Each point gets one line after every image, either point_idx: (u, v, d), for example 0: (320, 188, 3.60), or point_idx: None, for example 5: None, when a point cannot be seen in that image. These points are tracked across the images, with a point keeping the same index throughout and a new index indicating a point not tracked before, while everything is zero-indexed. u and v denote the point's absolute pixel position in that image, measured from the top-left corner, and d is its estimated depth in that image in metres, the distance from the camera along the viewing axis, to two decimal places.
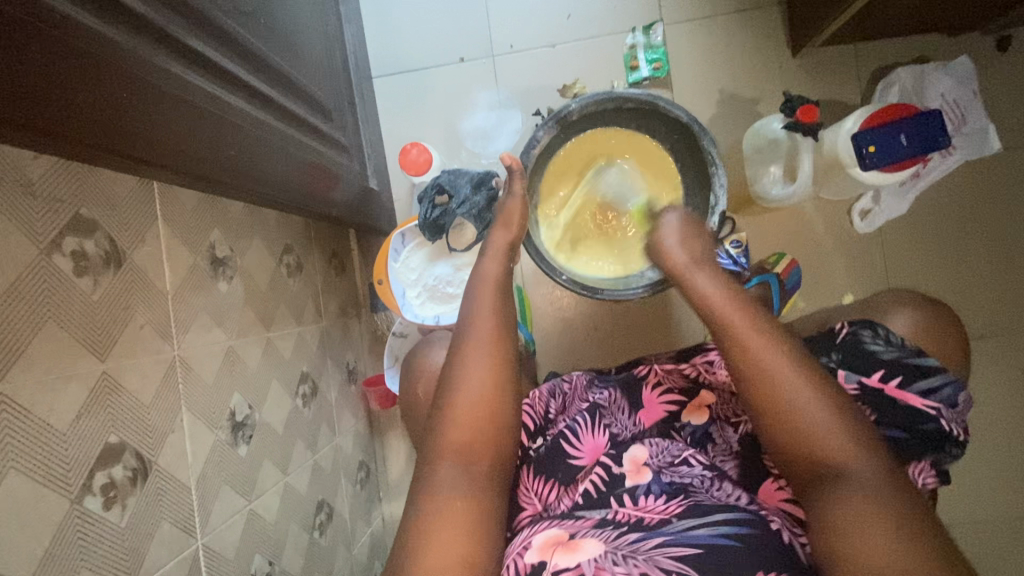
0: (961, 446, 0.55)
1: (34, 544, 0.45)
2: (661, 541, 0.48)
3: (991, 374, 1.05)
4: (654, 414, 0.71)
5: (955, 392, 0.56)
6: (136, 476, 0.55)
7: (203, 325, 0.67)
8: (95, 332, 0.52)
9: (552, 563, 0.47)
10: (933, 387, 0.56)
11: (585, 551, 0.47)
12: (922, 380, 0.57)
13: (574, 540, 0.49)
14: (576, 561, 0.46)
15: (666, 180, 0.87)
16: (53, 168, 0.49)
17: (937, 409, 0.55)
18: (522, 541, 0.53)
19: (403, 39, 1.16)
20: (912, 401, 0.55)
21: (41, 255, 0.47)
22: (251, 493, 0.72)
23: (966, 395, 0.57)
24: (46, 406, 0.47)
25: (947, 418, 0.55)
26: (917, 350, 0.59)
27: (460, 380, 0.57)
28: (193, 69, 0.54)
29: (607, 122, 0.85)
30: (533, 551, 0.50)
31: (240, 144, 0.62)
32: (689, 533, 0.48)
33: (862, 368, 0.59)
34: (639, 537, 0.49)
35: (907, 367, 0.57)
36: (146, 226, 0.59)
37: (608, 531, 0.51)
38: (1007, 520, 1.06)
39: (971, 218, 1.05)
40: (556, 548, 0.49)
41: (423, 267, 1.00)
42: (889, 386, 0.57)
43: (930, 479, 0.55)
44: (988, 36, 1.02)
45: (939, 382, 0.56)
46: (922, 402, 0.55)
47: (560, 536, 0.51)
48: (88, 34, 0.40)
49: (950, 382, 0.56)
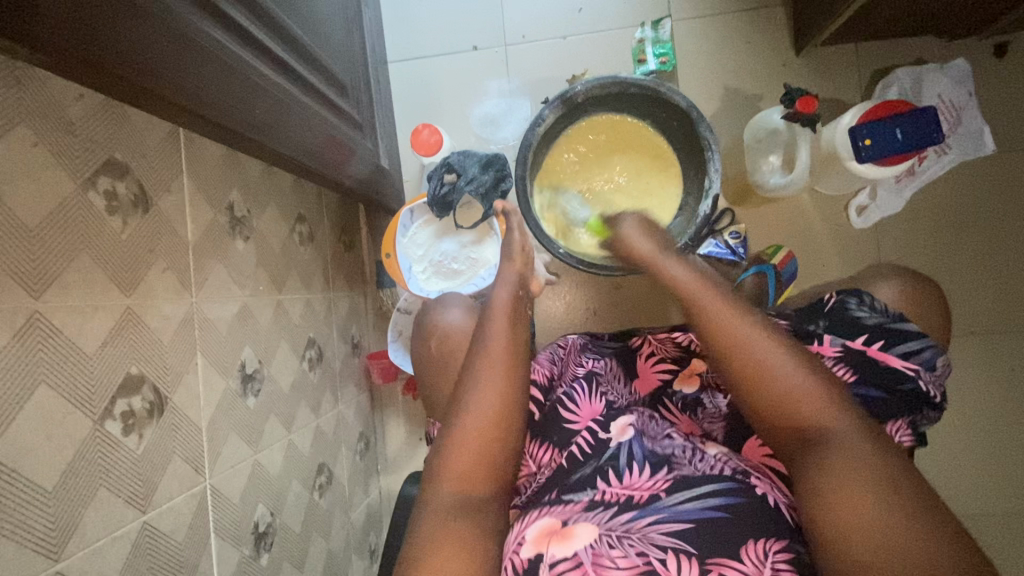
0: (937, 408, 0.58)
1: (58, 457, 0.48)
2: (654, 518, 0.50)
3: (977, 370, 1.07)
4: (648, 383, 0.76)
5: (934, 356, 0.59)
6: (153, 409, 0.58)
7: (219, 278, 0.70)
8: (121, 268, 0.55)
9: (548, 554, 0.48)
10: (913, 351, 0.59)
11: (580, 540, 0.49)
12: (903, 344, 0.60)
13: (568, 527, 0.51)
14: (573, 550, 0.48)
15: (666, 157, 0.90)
16: (92, 111, 0.52)
17: (917, 370, 0.58)
18: (515, 535, 0.53)
19: (418, 26, 1.20)
20: (894, 362, 0.58)
21: (78, 190, 0.51)
22: (256, 444, 0.75)
23: (945, 361, 0.60)
24: (75, 329, 0.50)
25: (925, 379, 0.57)
26: (899, 316, 0.62)
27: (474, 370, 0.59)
28: (215, 24, 0.57)
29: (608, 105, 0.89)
30: (529, 545, 0.51)
31: (259, 103, 0.65)
32: (679, 507, 0.50)
33: (848, 333, 0.62)
34: (631, 516, 0.51)
35: (889, 332, 0.60)
36: (172, 177, 0.63)
37: (600, 512, 0.52)
38: (990, 515, 1.08)
39: (966, 217, 1.08)
40: (551, 539, 0.50)
41: (429, 243, 1.04)
42: (872, 348, 0.60)
43: (907, 437, 0.58)
44: (986, 41, 1.06)
45: (918, 346, 0.59)
46: (902, 362, 0.58)
47: (552, 524, 0.52)
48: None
49: (928, 347, 0.59)
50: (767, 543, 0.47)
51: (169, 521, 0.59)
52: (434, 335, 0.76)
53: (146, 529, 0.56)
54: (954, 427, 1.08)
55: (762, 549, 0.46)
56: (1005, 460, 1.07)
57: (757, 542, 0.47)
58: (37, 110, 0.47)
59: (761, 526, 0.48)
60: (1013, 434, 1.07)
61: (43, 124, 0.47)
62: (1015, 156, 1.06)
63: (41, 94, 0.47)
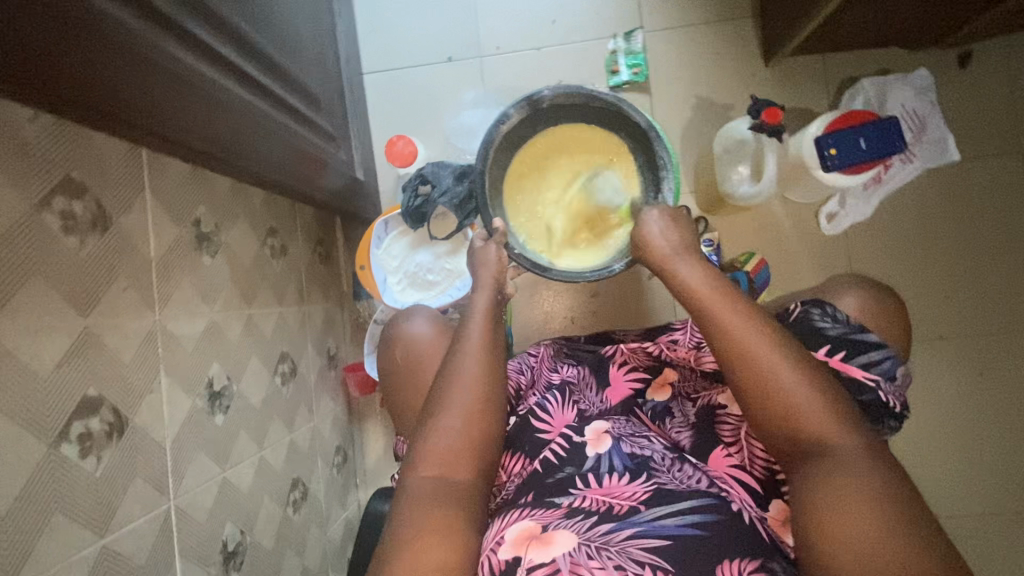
0: (898, 416, 0.65)
1: (8, 482, 0.47)
2: (633, 532, 0.50)
3: (938, 372, 1.09)
4: (620, 391, 0.79)
5: (893, 365, 0.66)
6: (113, 430, 0.57)
7: (185, 295, 0.69)
8: (79, 289, 0.54)
9: (526, 559, 0.49)
10: (874, 361, 0.66)
11: (559, 546, 0.49)
12: (863, 355, 0.66)
13: (547, 534, 0.51)
14: (551, 556, 0.48)
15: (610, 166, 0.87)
16: (47, 131, 0.52)
17: (876, 381, 0.64)
18: (494, 536, 0.54)
19: (393, 38, 1.20)
20: (854, 374, 0.64)
21: (30, 211, 0.50)
22: (225, 461, 0.74)
23: (903, 369, 0.66)
24: (28, 352, 0.49)
25: (884, 390, 0.64)
26: (858, 326, 0.69)
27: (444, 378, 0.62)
28: (184, 47, 0.57)
29: (569, 116, 0.87)
30: (507, 547, 0.51)
31: (224, 123, 0.65)
32: (659, 523, 0.51)
33: (814, 343, 0.68)
34: (611, 527, 0.52)
35: (850, 342, 0.67)
36: (134, 195, 0.62)
37: (578, 521, 0.53)
38: (959, 517, 1.09)
39: (934, 223, 1.10)
40: (530, 544, 0.51)
41: (405, 254, 1.03)
42: (834, 358, 0.66)
43: None
44: (948, 52, 1.08)
45: (878, 356, 0.66)
46: (863, 374, 0.65)
47: (532, 528, 0.53)
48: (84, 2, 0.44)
49: (887, 357, 0.66)
50: (739, 561, 0.48)
51: (130, 544, 0.58)
52: (399, 348, 0.75)
53: (105, 552, 0.55)
54: (923, 432, 1.10)
55: (734, 565, 0.47)
56: (975, 461, 1.09)
57: (730, 559, 0.48)
58: None
59: (728, 542, 0.49)
60: (981, 435, 1.09)
61: None
62: (979, 165, 1.09)
63: None
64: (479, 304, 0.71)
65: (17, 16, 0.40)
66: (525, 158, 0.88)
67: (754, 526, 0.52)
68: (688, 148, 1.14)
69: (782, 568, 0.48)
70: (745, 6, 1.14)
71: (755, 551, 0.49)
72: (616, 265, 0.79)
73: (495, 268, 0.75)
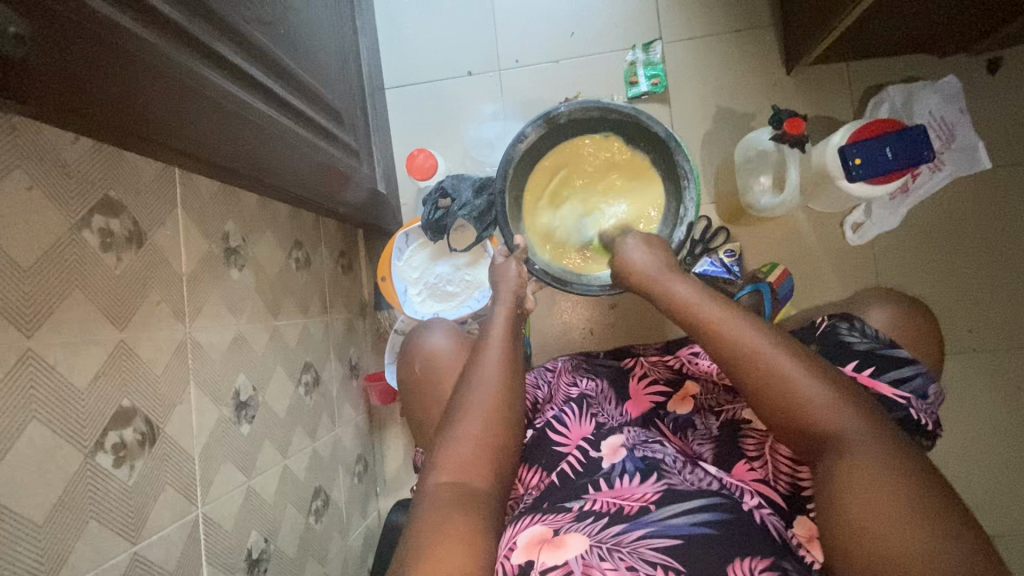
0: (930, 437, 0.62)
1: (48, 490, 0.48)
2: (644, 531, 0.50)
3: (972, 386, 1.06)
4: (641, 404, 0.79)
5: (924, 384, 0.64)
6: (145, 440, 0.59)
7: (214, 308, 0.72)
8: (115, 303, 0.56)
9: (538, 562, 0.49)
10: (904, 377, 0.64)
11: (571, 549, 0.49)
12: (893, 370, 0.65)
13: (559, 537, 0.51)
14: (563, 559, 0.48)
15: (634, 181, 0.88)
16: (87, 152, 0.54)
17: (907, 398, 0.62)
18: (506, 542, 0.54)
19: (414, 54, 1.22)
20: (884, 390, 0.62)
21: (71, 230, 0.52)
22: (250, 470, 0.76)
23: (935, 389, 0.64)
24: (68, 365, 0.51)
25: (916, 407, 0.61)
26: (889, 342, 0.68)
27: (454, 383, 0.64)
28: (207, 64, 0.59)
29: (586, 131, 0.87)
30: (519, 552, 0.51)
31: (250, 139, 0.67)
32: (671, 520, 0.50)
33: (841, 358, 0.68)
34: (622, 529, 0.51)
35: (880, 357, 0.66)
36: (166, 212, 0.64)
37: (590, 523, 0.52)
38: (1000, 536, 1.05)
39: (966, 232, 1.07)
40: (542, 547, 0.50)
41: (424, 266, 1.04)
42: (862, 373, 0.65)
43: None
44: (978, 58, 1.05)
45: (908, 373, 0.64)
46: (893, 391, 0.62)
47: (544, 533, 0.52)
48: (96, 15, 0.44)
49: (919, 374, 0.64)
50: (751, 559, 0.46)
51: (159, 552, 0.59)
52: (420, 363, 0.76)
53: (136, 559, 0.56)
54: (959, 447, 1.06)
55: (747, 564, 0.45)
56: (1014, 480, 1.05)
57: (743, 558, 0.46)
58: (31, 154, 0.49)
59: (744, 541, 0.48)
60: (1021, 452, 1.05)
61: (38, 169, 0.49)
62: (1013, 172, 1.06)
63: (37, 140, 0.49)
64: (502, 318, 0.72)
65: (50, 40, 0.41)
66: (540, 174, 0.89)
67: (767, 530, 0.51)
68: (708, 159, 1.14)
69: (794, 568, 0.46)
70: (765, 16, 1.13)
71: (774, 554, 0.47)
72: None
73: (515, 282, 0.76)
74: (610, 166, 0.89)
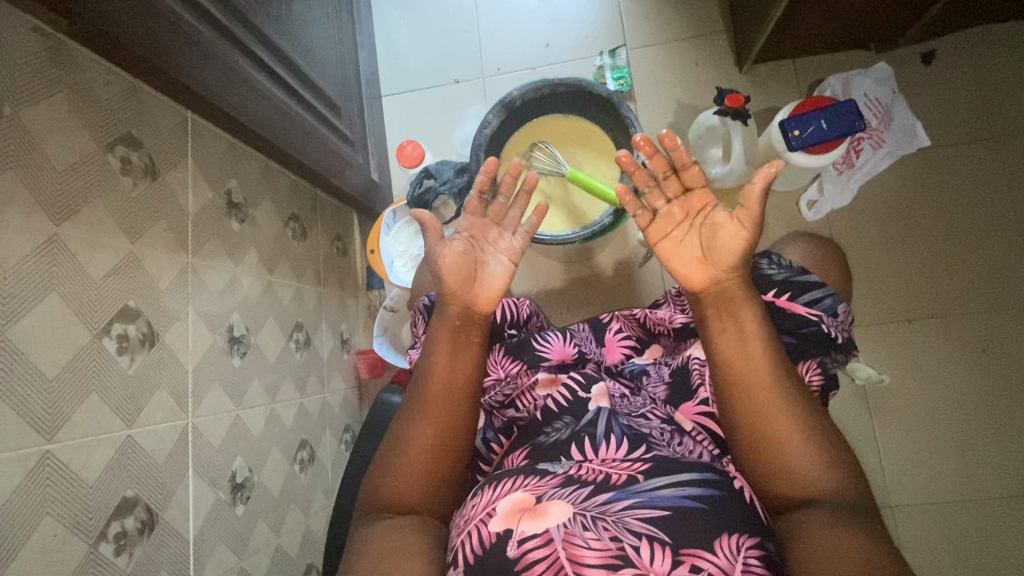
0: (844, 350, 0.67)
1: (61, 353, 0.57)
2: (631, 502, 0.50)
3: (932, 350, 1.10)
4: (612, 355, 0.81)
5: (834, 303, 0.69)
6: (145, 340, 0.67)
7: (214, 249, 0.82)
8: (129, 220, 0.67)
9: (518, 531, 0.50)
10: (816, 299, 0.69)
11: (554, 518, 0.50)
12: (807, 294, 0.69)
13: (540, 505, 0.51)
14: (544, 528, 0.49)
15: (593, 151, 0.99)
16: (117, 94, 0.66)
17: (819, 315, 0.67)
18: (484, 505, 0.54)
19: (409, 66, 1.38)
20: (798, 310, 0.67)
21: (98, 152, 0.63)
22: (239, 401, 0.83)
23: (845, 307, 0.69)
24: (86, 256, 0.60)
25: (827, 323, 0.66)
26: (802, 270, 0.71)
27: (429, 354, 0.61)
28: (221, 37, 0.73)
29: (537, 107, 0.98)
30: (497, 519, 0.52)
31: (255, 102, 0.79)
32: (658, 493, 0.51)
33: (761, 288, 0.71)
34: (610, 496, 0.52)
35: (795, 283, 0.69)
36: (178, 158, 0.76)
37: (574, 490, 0.53)
38: (975, 500, 1.05)
39: (914, 207, 1.14)
40: (522, 516, 0.51)
41: (410, 240, 1.15)
42: (780, 299, 0.69)
43: (816, 377, 0.67)
44: (913, 52, 1.17)
45: (820, 294, 0.69)
46: (806, 310, 0.67)
47: (524, 500, 0.53)
48: None
49: (829, 295, 0.69)
50: (739, 535, 0.48)
51: (151, 443, 0.67)
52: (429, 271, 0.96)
53: (129, 442, 0.64)
54: (924, 410, 1.09)
55: (733, 540, 0.48)
56: (982, 442, 1.07)
57: (729, 534, 0.48)
58: (70, 83, 0.60)
59: (731, 517, 0.49)
60: (986, 414, 1.07)
61: (76, 98, 0.61)
62: (949, 150, 1.15)
63: (77, 75, 0.61)
64: (497, 277, 0.63)
65: None
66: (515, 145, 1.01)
67: (752, 504, 0.52)
68: None
69: (775, 546, 0.49)
70: (718, 24, 1.27)
71: (759, 531, 0.49)
72: (605, 219, 0.90)
73: (494, 226, 0.65)
74: (570, 136, 1.00)
